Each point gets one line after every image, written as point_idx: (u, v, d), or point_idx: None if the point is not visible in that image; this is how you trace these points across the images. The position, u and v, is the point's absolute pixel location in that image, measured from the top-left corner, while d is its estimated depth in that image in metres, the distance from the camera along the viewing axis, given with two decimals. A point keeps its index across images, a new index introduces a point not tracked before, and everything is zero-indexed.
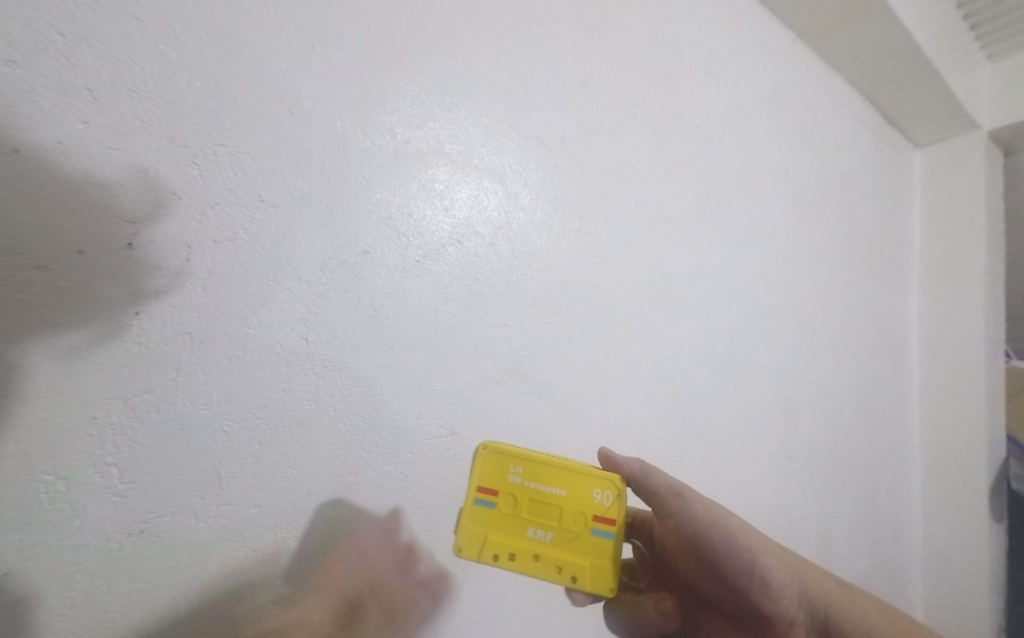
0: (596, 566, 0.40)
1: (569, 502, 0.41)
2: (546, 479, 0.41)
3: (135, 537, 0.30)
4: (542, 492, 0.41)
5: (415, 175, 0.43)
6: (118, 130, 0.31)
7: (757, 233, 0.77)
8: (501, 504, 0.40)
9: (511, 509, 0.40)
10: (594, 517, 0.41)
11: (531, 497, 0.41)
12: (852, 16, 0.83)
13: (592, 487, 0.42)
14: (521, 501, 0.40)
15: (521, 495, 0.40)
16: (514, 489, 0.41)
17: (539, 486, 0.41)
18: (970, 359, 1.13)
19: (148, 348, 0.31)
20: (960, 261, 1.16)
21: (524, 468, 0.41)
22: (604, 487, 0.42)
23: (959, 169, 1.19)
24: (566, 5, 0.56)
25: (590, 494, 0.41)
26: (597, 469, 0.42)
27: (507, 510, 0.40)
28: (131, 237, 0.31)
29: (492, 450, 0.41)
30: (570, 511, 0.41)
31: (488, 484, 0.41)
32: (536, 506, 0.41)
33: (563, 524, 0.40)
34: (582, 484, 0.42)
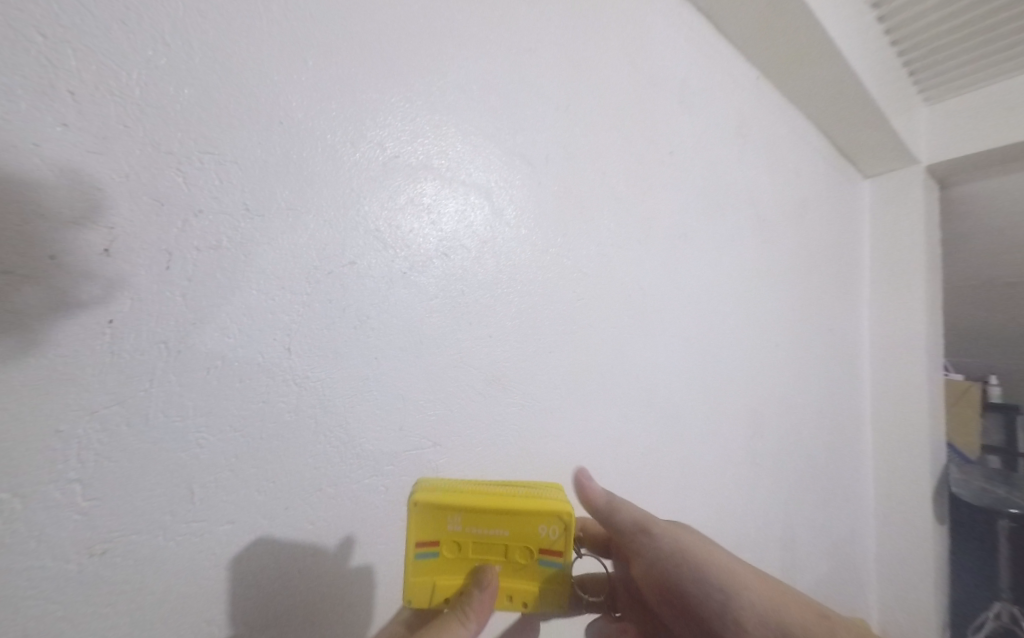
0: (548, 592, 0.40)
1: (514, 539, 0.39)
2: (487, 520, 0.39)
3: (98, 558, 0.29)
4: (484, 534, 0.39)
5: (403, 189, 0.44)
6: (99, 134, 0.30)
7: (726, 253, 0.82)
8: (444, 552, 0.38)
9: (457, 554, 0.38)
10: (540, 551, 0.39)
11: (475, 539, 0.39)
12: (809, 58, 0.90)
13: (537, 523, 0.39)
14: (465, 545, 0.38)
15: (464, 540, 0.38)
16: (456, 535, 0.38)
17: (480, 529, 0.38)
18: (915, 372, 1.22)
19: (122, 358, 0.30)
20: (904, 282, 1.26)
21: (462, 517, 0.38)
22: (550, 521, 0.39)
23: (902, 198, 1.30)
24: (552, 35, 0.58)
25: (535, 530, 0.39)
26: (542, 502, 0.39)
27: (450, 556, 0.38)
28: (107, 243, 0.30)
29: (423, 506, 0.37)
30: (516, 547, 0.39)
31: (425, 539, 0.38)
32: (480, 545, 0.39)
33: (511, 561, 0.39)
34: (526, 522, 0.39)
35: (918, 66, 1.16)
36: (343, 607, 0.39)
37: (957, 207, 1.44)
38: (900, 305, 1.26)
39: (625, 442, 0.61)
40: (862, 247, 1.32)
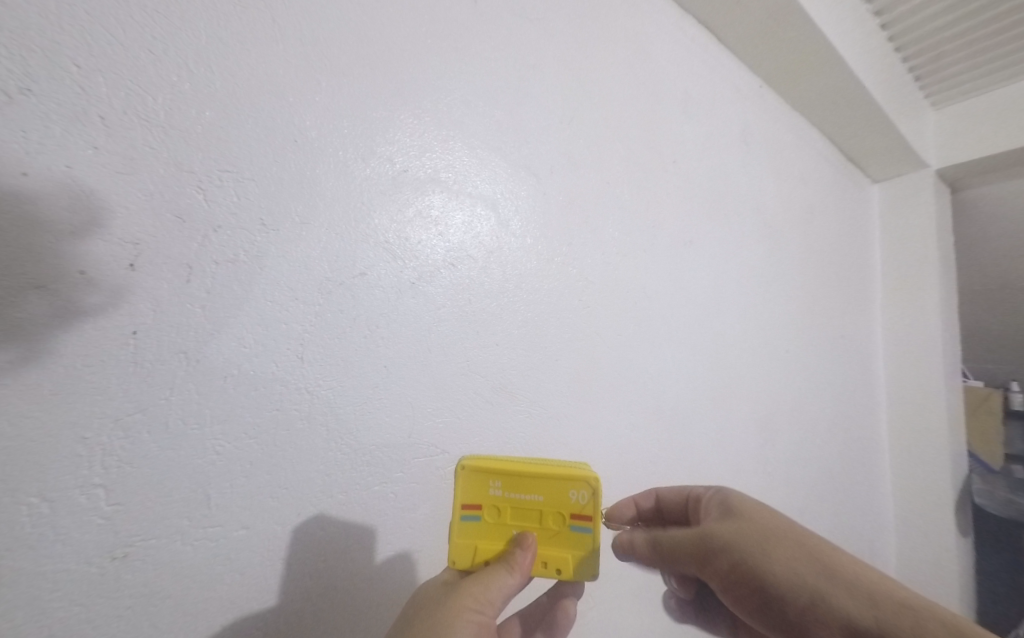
0: (579, 561, 0.40)
1: (547, 505, 0.41)
2: (524, 486, 0.41)
3: (118, 561, 0.30)
4: (522, 499, 0.41)
5: (411, 202, 0.45)
6: (126, 156, 0.32)
7: (732, 258, 0.82)
8: (485, 517, 0.40)
9: (497, 517, 0.40)
10: (571, 516, 0.41)
11: (513, 505, 0.41)
12: (813, 67, 0.90)
13: (569, 487, 0.41)
14: (504, 510, 0.41)
15: (503, 505, 0.41)
16: (497, 499, 0.41)
17: (518, 493, 0.41)
18: (931, 379, 1.19)
19: (144, 367, 0.32)
20: (918, 287, 1.24)
21: (503, 481, 0.41)
22: (580, 487, 0.41)
23: (914, 202, 1.28)
24: (555, 50, 0.60)
25: (566, 495, 0.41)
26: (573, 468, 0.42)
27: (490, 521, 0.40)
28: (132, 258, 0.32)
29: (471, 469, 0.41)
30: (549, 513, 0.41)
31: (470, 500, 0.41)
32: (520, 511, 0.41)
33: (544, 527, 0.41)
34: (558, 487, 0.41)
35: (923, 71, 1.15)
36: (354, 614, 0.39)
37: (970, 210, 1.41)
38: (914, 310, 1.24)
39: (633, 448, 0.61)
40: (873, 253, 1.30)
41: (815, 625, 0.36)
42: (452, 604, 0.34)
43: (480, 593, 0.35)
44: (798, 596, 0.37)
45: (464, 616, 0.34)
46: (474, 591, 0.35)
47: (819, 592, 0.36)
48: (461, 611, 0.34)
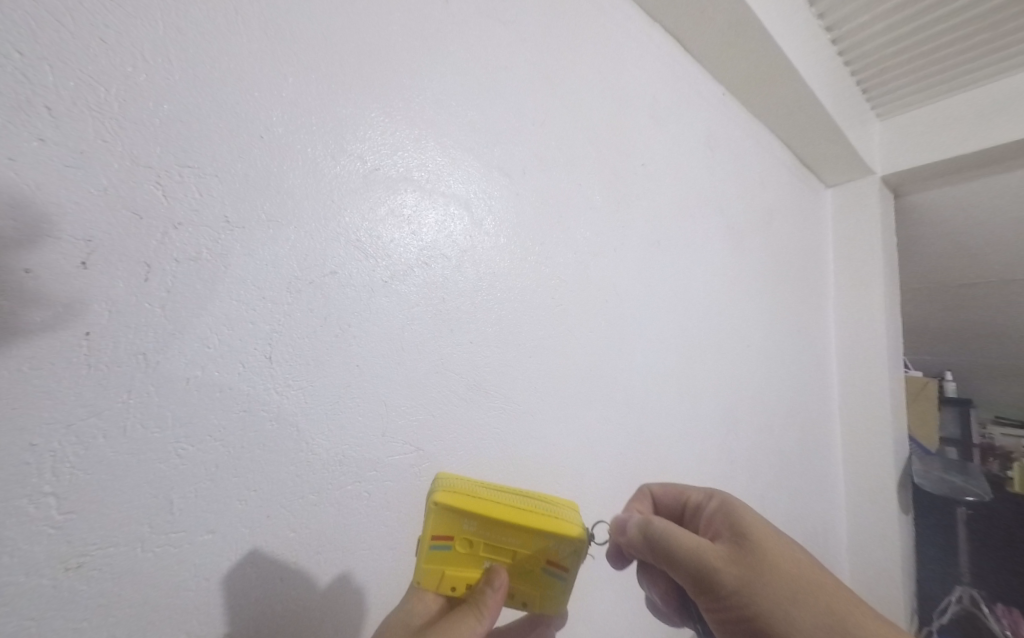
0: (547, 596, 0.42)
1: (522, 546, 0.40)
2: (501, 529, 0.40)
3: (72, 573, 0.29)
4: (498, 539, 0.40)
5: (383, 200, 0.45)
6: (76, 148, 0.30)
7: (697, 258, 0.85)
8: (456, 548, 0.40)
9: (471, 550, 0.40)
10: (545, 559, 0.41)
11: (488, 542, 0.40)
12: (771, 77, 0.95)
13: (552, 539, 0.40)
14: (477, 545, 0.40)
15: (477, 541, 0.40)
16: (470, 533, 0.40)
17: (494, 534, 0.40)
18: (876, 371, 1.28)
19: (99, 369, 0.30)
20: (865, 285, 1.33)
21: (479, 521, 0.39)
22: (561, 537, 0.40)
23: (862, 206, 1.37)
24: (527, 53, 0.60)
25: (544, 542, 0.40)
26: (557, 519, 0.40)
27: (462, 551, 0.40)
28: (84, 256, 0.30)
29: (447, 506, 0.38)
30: (523, 553, 0.41)
31: (442, 532, 0.39)
32: (495, 548, 0.40)
33: (517, 564, 0.41)
34: (538, 534, 0.40)
35: (870, 84, 1.23)
36: (328, 614, 0.39)
37: (911, 215, 1.53)
38: (862, 307, 1.32)
39: (604, 442, 0.64)
40: (826, 253, 1.38)
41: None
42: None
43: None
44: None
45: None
46: None
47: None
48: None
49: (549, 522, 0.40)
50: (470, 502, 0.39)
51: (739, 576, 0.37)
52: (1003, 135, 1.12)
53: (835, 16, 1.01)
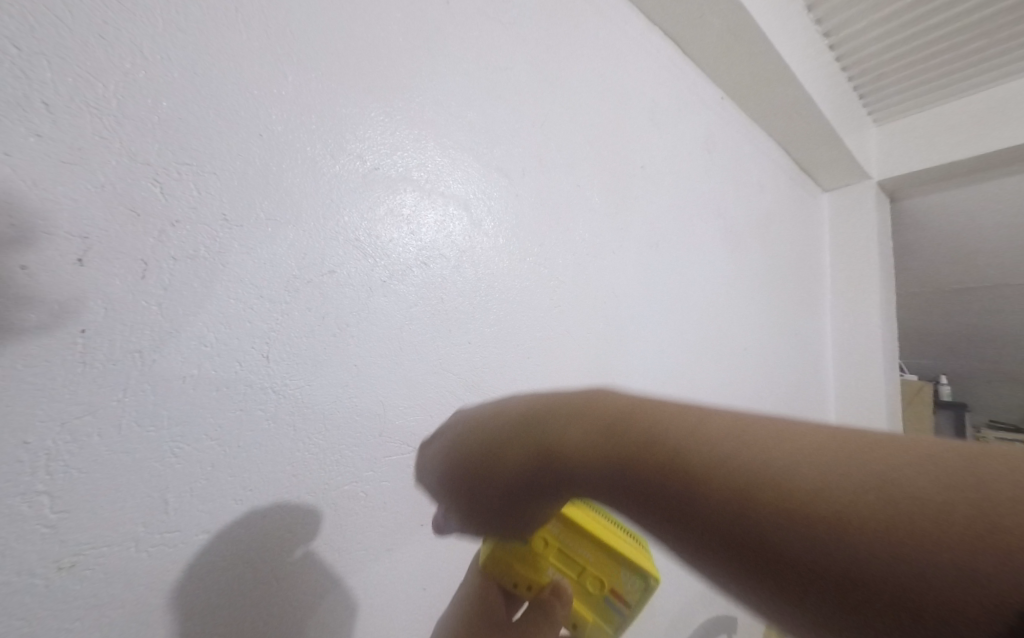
0: (599, 631, 0.40)
1: (592, 565, 0.41)
2: (580, 538, 0.41)
3: (65, 572, 0.28)
4: (572, 546, 0.41)
5: (382, 200, 0.45)
6: (74, 145, 0.30)
7: (695, 259, 0.86)
8: (534, 545, 0.41)
9: (543, 552, 0.41)
10: (611, 590, 0.40)
11: (562, 548, 0.41)
12: (768, 82, 0.96)
13: (625, 571, 0.39)
14: (553, 548, 0.41)
15: (553, 543, 0.41)
16: (551, 533, 0.41)
17: (571, 542, 0.41)
18: (872, 375, 1.29)
19: (94, 367, 0.30)
20: (861, 288, 1.34)
21: (563, 524, 0.41)
22: (636, 573, 0.39)
23: (858, 210, 1.38)
24: (526, 54, 0.61)
25: (617, 570, 0.40)
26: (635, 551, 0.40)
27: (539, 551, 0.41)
28: (80, 253, 0.30)
29: None
30: (591, 573, 0.40)
31: None
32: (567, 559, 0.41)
33: (582, 584, 0.41)
34: (612, 557, 0.40)
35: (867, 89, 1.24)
36: (324, 615, 0.39)
37: (907, 220, 1.54)
38: (858, 311, 1.33)
39: None
40: (823, 257, 1.39)
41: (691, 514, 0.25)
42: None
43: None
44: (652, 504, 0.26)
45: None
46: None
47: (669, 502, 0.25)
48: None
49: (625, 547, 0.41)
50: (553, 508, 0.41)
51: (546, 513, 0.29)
52: (999, 142, 1.13)
53: (833, 21, 1.02)
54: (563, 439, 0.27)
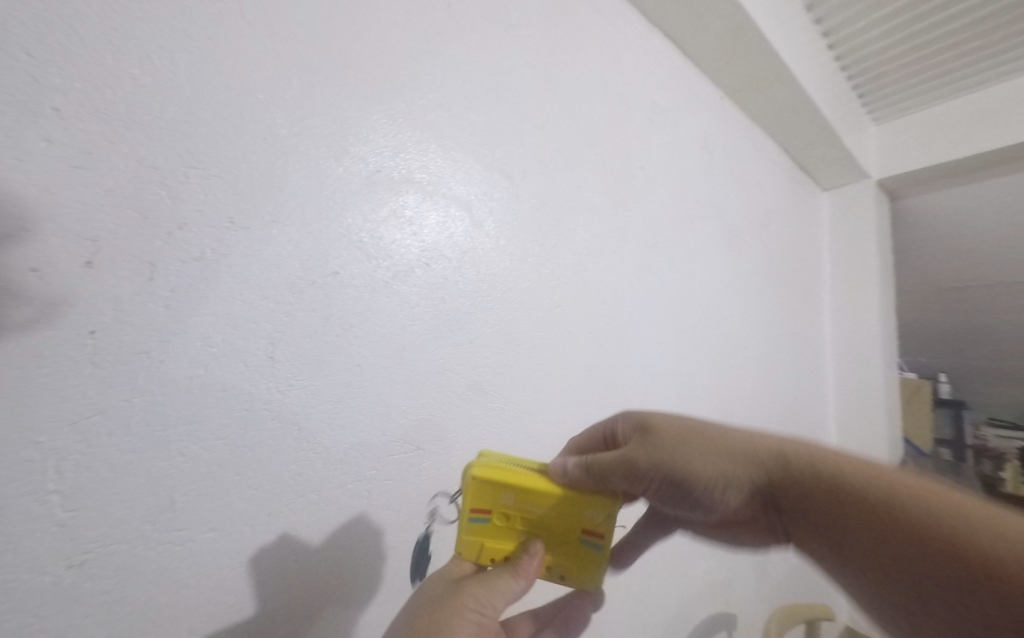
0: (585, 571, 0.39)
1: (558, 520, 0.39)
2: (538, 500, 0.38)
3: (75, 569, 0.29)
4: (533, 510, 0.38)
5: (385, 202, 0.45)
6: (83, 149, 0.30)
7: (694, 258, 0.86)
8: (493, 520, 0.38)
9: (506, 524, 0.38)
10: (583, 530, 0.39)
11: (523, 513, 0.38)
12: (767, 82, 0.96)
13: (587, 509, 0.39)
14: (516, 518, 0.38)
15: (514, 513, 0.38)
16: (508, 506, 0.38)
17: (531, 506, 0.38)
18: (871, 373, 1.29)
19: (103, 368, 0.31)
20: (861, 287, 1.34)
21: (514, 492, 0.37)
22: (596, 505, 0.39)
23: (858, 209, 1.38)
24: (525, 56, 0.61)
25: (582, 513, 0.38)
26: (592, 490, 0.39)
27: (500, 524, 0.38)
28: (89, 255, 0.31)
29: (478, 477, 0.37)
30: (559, 527, 0.39)
31: (480, 505, 0.37)
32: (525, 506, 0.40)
33: (554, 536, 0.39)
34: (573, 505, 0.38)
35: (867, 89, 1.24)
36: (327, 612, 0.39)
37: (906, 219, 1.54)
38: (858, 309, 1.33)
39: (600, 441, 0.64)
40: (822, 256, 1.40)
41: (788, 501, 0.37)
42: (453, 606, 0.33)
43: (481, 597, 0.34)
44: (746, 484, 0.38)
45: (460, 621, 0.33)
46: (476, 592, 0.34)
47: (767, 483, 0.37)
48: (459, 620, 0.33)
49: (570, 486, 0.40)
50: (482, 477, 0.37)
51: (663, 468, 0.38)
52: (997, 142, 1.13)
53: (833, 21, 1.02)
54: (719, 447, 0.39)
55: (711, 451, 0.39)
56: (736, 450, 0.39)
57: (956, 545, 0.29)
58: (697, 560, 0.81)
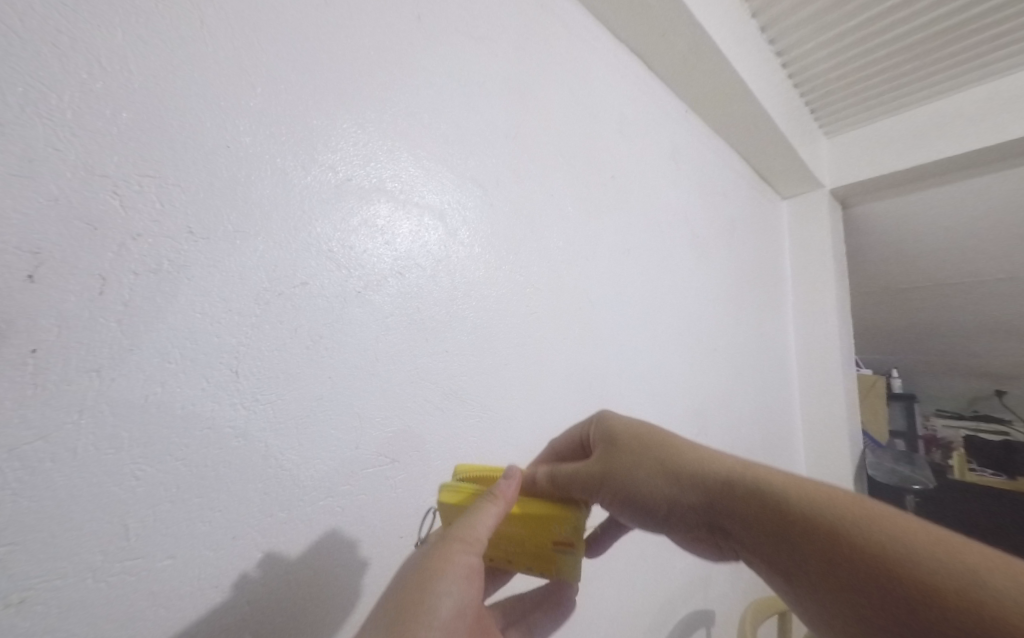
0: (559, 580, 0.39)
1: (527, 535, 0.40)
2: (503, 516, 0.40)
3: (14, 608, 0.27)
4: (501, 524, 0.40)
5: (356, 211, 0.44)
6: (24, 157, 0.29)
7: (665, 265, 0.89)
8: None
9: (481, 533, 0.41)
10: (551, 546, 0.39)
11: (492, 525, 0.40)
12: (728, 97, 1.01)
13: (551, 525, 0.39)
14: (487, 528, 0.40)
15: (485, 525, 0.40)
16: None
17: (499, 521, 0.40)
18: (832, 371, 1.36)
19: (46, 389, 0.29)
20: (820, 289, 1.41)
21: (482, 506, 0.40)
22: (560, 523, 0.39)
23: (814, 216, 1.46)
24: (498, 69, 0.62)
25: (547, 530, 0.39)
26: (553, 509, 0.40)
27: None
28: (31, 269, 0.29)
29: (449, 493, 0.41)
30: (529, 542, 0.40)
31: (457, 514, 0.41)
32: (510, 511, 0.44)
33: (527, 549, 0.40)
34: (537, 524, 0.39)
35: (818, 104, 1.32)
36: None
37: (858, 225, 1.64)
38: (818, 311, 1.40)
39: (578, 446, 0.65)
40: (783, 260, 1.46)
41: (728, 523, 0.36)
42: (443, 550, 0.34)
43: (465, 533, 0.36)
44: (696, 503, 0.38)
45: (456, 560, 0.34)
46: (459, 529, 0.36)
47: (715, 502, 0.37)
48: (454, 559, 0.34)
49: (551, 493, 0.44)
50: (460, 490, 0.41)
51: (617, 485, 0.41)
52: (935, 154, 1.22)
53: (786, 41, 1.09)
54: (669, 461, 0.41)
55: (662, 468, 0.41)
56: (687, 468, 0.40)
57: (891, 567, 0.28)
58: (675, 560, 0.83)
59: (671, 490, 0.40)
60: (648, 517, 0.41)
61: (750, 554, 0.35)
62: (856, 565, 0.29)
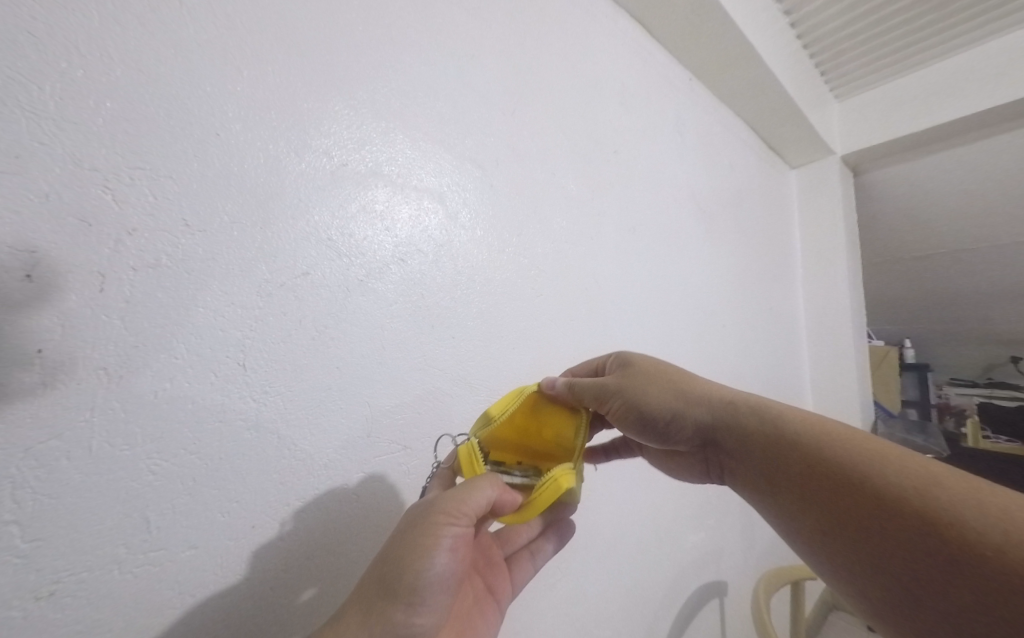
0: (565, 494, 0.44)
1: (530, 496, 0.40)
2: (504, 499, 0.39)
3: (44, 601, 0.28)
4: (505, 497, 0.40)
5: (354, 197, 0.43)
6: (11, 154, 0.28)
7: (672, 240, 0.87)
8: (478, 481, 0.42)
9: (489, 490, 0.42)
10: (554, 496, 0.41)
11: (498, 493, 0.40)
12: (734, 62, 0.97)
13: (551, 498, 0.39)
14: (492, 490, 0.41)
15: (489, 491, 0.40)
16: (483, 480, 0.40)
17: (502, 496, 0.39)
18: (843, 343, 1.33)
19: (55, 388, 0.29)
20: (830, 260, 1.38)
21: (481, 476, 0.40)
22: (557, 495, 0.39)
23: (824, 184, 1.41)
24: (493, 44, 0.59)
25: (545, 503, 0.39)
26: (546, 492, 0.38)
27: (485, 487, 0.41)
28: (30, 269, 0.29)
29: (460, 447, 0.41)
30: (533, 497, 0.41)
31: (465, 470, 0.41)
32: (525, 451, 0.45)
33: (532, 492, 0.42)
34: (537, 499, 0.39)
35: (827, 66, 1.27)
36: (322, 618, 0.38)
37: (870, 192, 1.59)
38: (828, 282, 1.38)
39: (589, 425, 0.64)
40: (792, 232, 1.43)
41: (728, 440, 0.42)
42: (427, 525, 0.35)
43: (454, 508, 0.35)
44: (702, 420, 0.44)
45: (441, 533, 0.35)
46: (446, 504, 0.35)
47: (720, 420, 0.43)
48: (438, 534, 0.35)
49: (556, 418, 0.46)
50: (471, 455, 0.41)
51: (630, 404, 0.45)
52: (949, 114, 1.18)
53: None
54: (686, 385, 0.46)
55: (677, 391, 0.45)
56: (700, 393, 0.45)
57: (866, 481, 0.34)
58: (688, 534, 0.84)
59: (685, 413, 0.45)
60: (657, 437, 0.46)
61: (742, 464, 0.42)
62: (835, 476, 0.35)
